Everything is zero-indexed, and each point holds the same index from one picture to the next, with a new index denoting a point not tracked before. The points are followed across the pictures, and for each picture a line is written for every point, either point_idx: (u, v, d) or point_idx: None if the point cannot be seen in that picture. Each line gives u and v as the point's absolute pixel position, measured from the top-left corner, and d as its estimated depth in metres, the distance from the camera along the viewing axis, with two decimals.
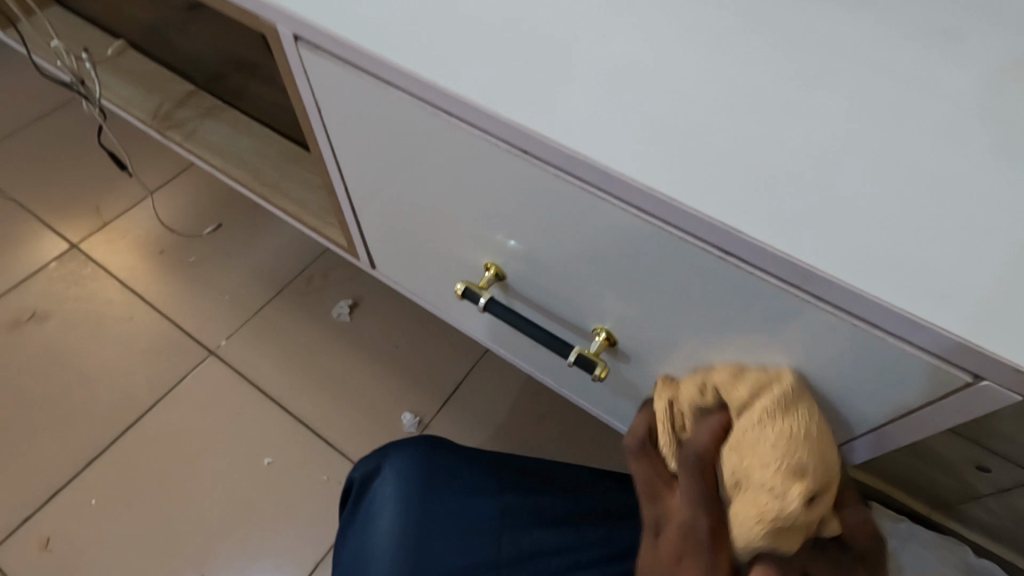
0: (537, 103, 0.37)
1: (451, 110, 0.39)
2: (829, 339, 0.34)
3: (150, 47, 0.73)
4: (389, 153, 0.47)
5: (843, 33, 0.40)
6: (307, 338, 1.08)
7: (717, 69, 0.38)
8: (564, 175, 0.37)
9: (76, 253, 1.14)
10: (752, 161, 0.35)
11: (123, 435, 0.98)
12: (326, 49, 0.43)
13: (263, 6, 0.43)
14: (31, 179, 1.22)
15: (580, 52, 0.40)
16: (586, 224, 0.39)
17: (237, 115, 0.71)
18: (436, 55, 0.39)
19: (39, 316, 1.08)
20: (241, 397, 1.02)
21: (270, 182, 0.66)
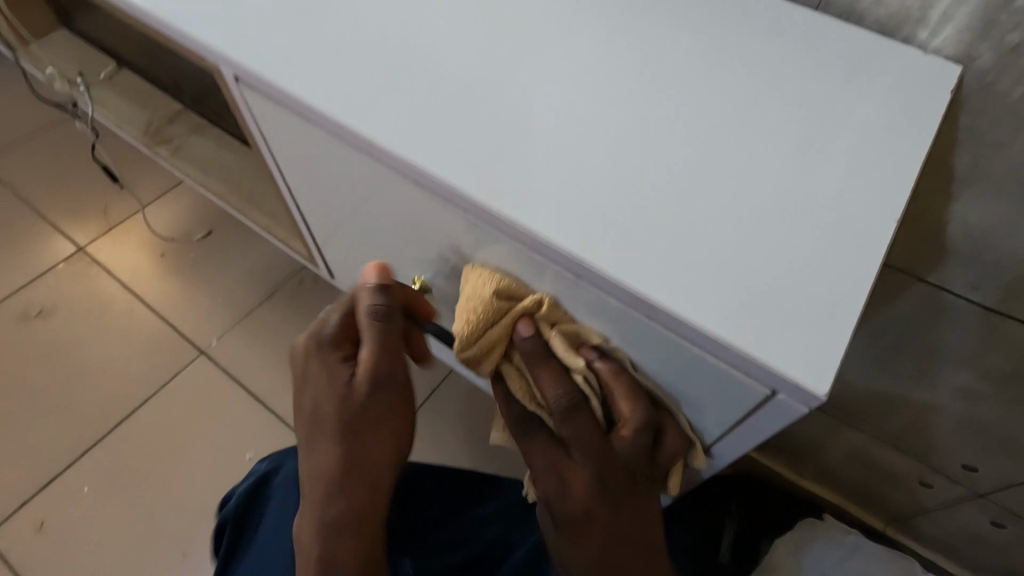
0: (436, 143, 0.42)
1: (362, 147, 0.44)
2: (661, 359, 0.40)
3: (142, 67, 0.78)
4: (322, 175, 0.53)
5: (728, 78, 0.44)
6: (293, 340, 1.13)
7: (610, 109, 0.43)
8: (456, 207, 0.42)
9: (82, 254, 1.21)
10: (615, 196, 0.39)
11: (116, 427, 1.04)
12: (258, 88, 0.48)
13: (208, 49, 0.49)
14: (46, 184, 1.30)
15: (486, 92, 0.44)
16: (481, 248, 0.44)
17: (219, 132, 0.76)
18: (354, 97, 0.44)
19: (45, 312, 1.14)
20: (230, 397, 1.07)
21: (243, 195, 0.71)
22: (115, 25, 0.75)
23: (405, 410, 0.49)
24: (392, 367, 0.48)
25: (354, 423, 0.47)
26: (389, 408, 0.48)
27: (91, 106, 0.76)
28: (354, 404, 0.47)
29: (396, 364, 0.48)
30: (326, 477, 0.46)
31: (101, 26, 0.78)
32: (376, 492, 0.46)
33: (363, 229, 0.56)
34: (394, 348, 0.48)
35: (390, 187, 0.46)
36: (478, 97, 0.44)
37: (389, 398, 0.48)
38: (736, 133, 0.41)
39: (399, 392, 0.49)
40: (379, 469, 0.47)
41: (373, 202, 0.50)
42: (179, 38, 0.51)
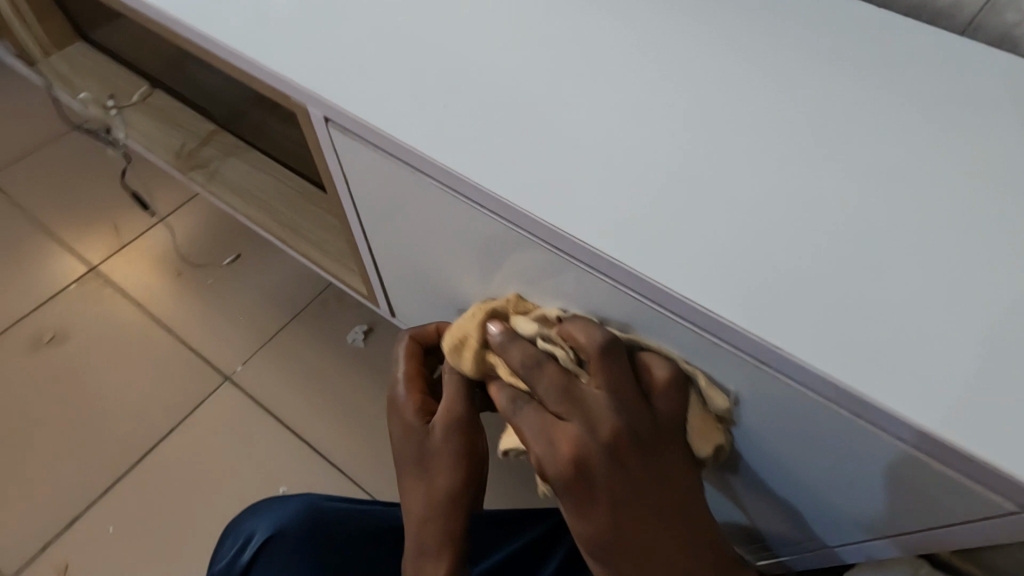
0: (549, 194, 0.45)
1: (482, 202, 0.47)
2: (623, 307, 0.45)
3: (176, 86, 0.72)
4: (405, 219, 0.56)
5: (776, 131, 0.47)
6: (320, 362, 1.08)
7: (697, 152, 0.46)
8: (569, 257, 0.45)
9: (95, 275, 1.16)
10: (705, 240, 0.42)
11: (140, 461, 0.99)
12: (351, 130, 0.51)
13: (302, 93, 0.52)
14: (53, 200, 1.24)
15: (581, 141, 0.47)
16: (569, 285, 0.48)
17: (256, 155, 0.70)
18: (461, 147, 0.47)
19: (59, 337, 1.09)
20: (256, 424, 1.02)
21: (286, 226, 0.66)
22: (141, 37, 0.70)
23: (474, 447, 0.56)
24: (456, 409, 0.56)
25: (429, 460, 0.56)
26: (457, 444, 0.55)
27: (121, 128, 0.71)
28: (427, 444, 0.56)
29: (459, 407, 0.57)
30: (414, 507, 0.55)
31: (130, 44, 0.73)
32: (453, 516, 0.54)
33: (439, 268, 0.58)
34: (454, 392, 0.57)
35: (485, 229, 0.49)
36: (575, 146, 0.47)
37: (457, 436, 0.55)
38: (822, 179, 0.45)
39: (466, 430, 0.56)
40: (454, 496, 0.54)
41: (461, 244, 0.53)
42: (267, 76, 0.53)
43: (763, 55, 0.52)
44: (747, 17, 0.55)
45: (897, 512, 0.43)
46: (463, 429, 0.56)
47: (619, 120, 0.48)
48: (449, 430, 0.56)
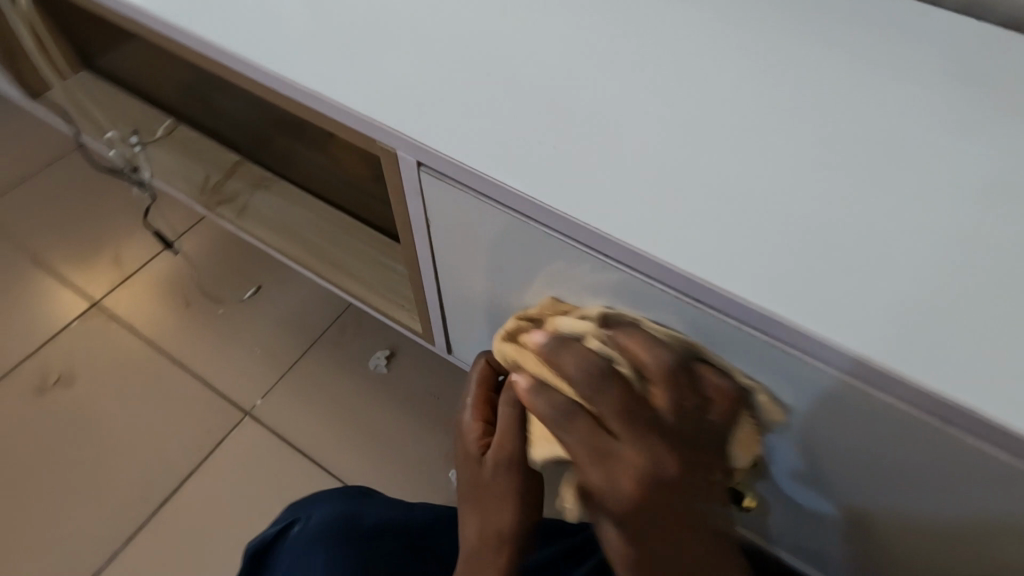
0: (678, 243, 0.43)
1: (606, 251, 0.45)
2: (690, 324, 0.46)
3: (208, 120, 0.70)
4: (495, 264, 0.54)
5: (837, 142, 0.48)
6: (343, 391, 1.04)
7: (817, 191, 0.45)
8: (702, 306, 0.44)
9: (98, 310, 1.10)
10: (832, 277, 0.42)
11: (162, 506, 0.94)
12: (449, 175, 0.49)
13: (393, 137, 0.50)
14: (47, 232, 1.18)
15: (697, 182, 0.46)
16: (690, 331, 0.46)
17: (287, 187, 0.67)
18: (575, 193, 0.45)
19: (65, 379, 1.04)
20: (281, 460, 0.98)
21: (329, 261, 0.63)
22: (161, 66, 0.69)
23: (529, 485, 0.53)
24: (512, 441, 0.54)
25: (482, 491, 0.53)
26: (511, 479, 0.53)
27: (144, 164, 0.68)
28: (482, 474, 0.54)
29: (515, 440, 0.54)
30: (464, 539, 0.52)
31: (152, 76, 0.71)
32: (500, 555, 0.50)
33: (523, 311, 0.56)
34: (512, 424, 0.55)
35: (597, 275, 0.48)
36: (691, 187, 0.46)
37: (512, 470, 0.53)
38: (947, 217, 0.44)
39: (521, 465, 0.54)
40: (506, 536, 0.50)
41: (566, 291, 0.51)
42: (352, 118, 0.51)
43: (826, 74, 0.51)
44: (803, 34, 0.54)
45: (972, 536, 0.45)
46: (518, 463, 0.53)
47: (729, 158, 0.47)
48: (505, 465, 0.54)
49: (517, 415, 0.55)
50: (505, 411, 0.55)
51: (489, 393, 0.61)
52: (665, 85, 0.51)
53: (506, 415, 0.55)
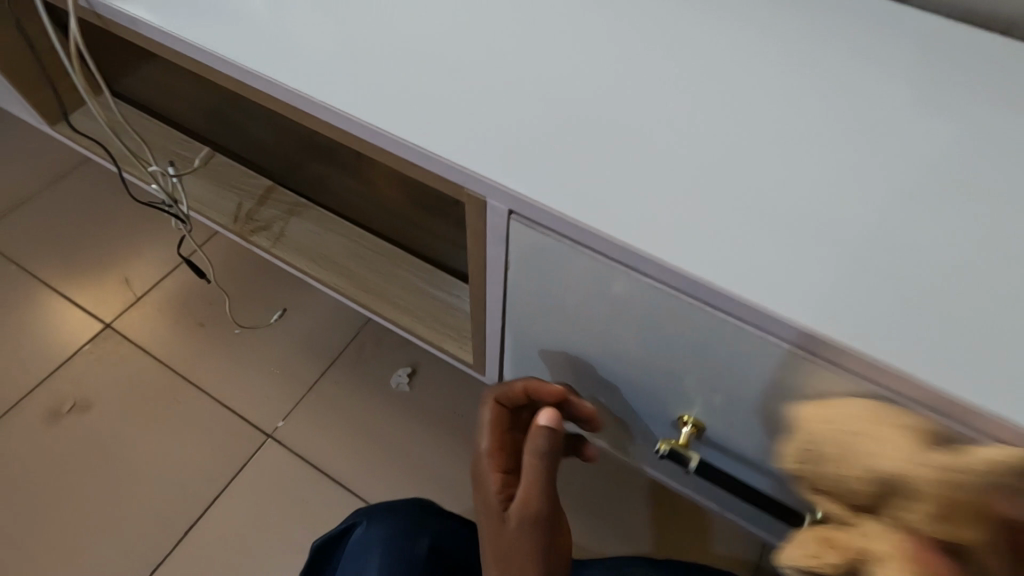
0: (804, 297, 0.40)
1: (722, 306, 0.42)
2: (820, 387, 0.42)
3: (242, 151, 0.71)
4: (587, 311, 0.50)
5: (942, 176, 0.45)
6: (366, 411, 1.03)
7: (935, 232, 0.43)
8: (836, 367, 0.40)
9: (111, 332, 1.08)
10: (963, 329, 0.39)
11: (188, 534, 0.93)
12: (543, 224, 0.46)
13: (485, 185, 0.46)
14: (54, 252, 1.15)
15: (810, 225, 0.43)
16: (818, 393, 0.43)
17: (320, 213, 0.68)
18: (683, 243, 0.42)
19: (81, 406, 1.02)
20: (306, 484, 0.97)
21: (369, 289, 0.64)
22: (190, 89, 0.71)
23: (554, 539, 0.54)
24: (536, 504, 0.52)
25: (507, 550, 0.54)
26: (536, 539, 0.53)
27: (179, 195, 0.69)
28: (506, 533, 0.54)
29: (540, 502, 0.52)
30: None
31: (180, 100, 0.72)
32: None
33: (599, 350, 0.54)
34: (536, 486, 0.52)
35: (702, 327, 0.44)
36: (804, 231, 0.43)
37: (537, 531, 0.53)
38: None
39: (545, 525, 0.53)
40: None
41: (663, 339, 0.48)
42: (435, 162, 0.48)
43: (887, 94, 0.50)
44: (857, 53, 0.53)
45: None
46: (542, 525, 0.52)
47: (835, 195, 0.44)
48: (528, 522, 0.52)
49: (541, 476, 0.51)
50: (530, 469, 0.51)
51: (502, 432, 0.60)
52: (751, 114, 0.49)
53: (530, 477, 0.52)
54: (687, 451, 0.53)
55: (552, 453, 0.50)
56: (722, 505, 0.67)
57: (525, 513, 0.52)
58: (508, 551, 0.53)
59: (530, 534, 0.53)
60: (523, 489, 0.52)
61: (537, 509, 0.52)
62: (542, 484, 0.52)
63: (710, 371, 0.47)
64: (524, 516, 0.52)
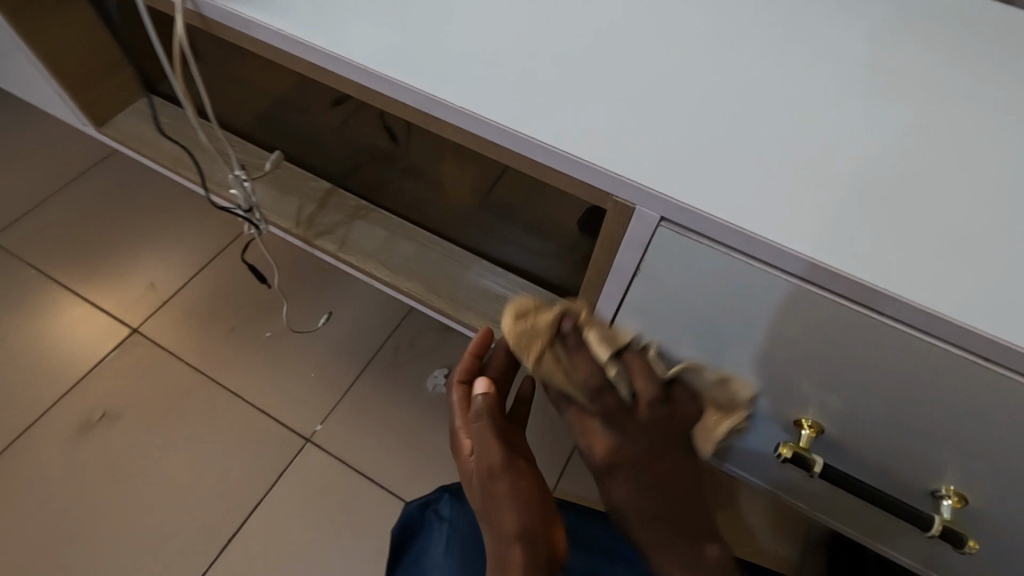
0: (976, 301, 0.38)
1: (891, 312, 0.39)
2: (981, 396, 0.40)
3: (308, 159, 0.73)
4: (715, 319, 0.48)
5: None
6: (403, 412, 1.02)
7: None
8: (1012, 375, 0.38)
9: (137, 338, 1.06)
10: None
11: (230, 542, 0.92)
12: (696, 231, 0.43)
13: (634, 191, 0.43)
14: (73, 257, 1.13)
15: (959, 222, 0.41)
16: (974, 400, 0.40)
17: (384, 215, 0.69)
18: (847, 248, 0.40)
19: (111, 416, 1.00)
20: (346, 488, 0.96)
21: (446, 296, 0.63)
22: (241, 93, 0.71)
23: (522, 480, 0.55)
24: (488, 456, 0.55)
25: (486, 509, 0.56)
26: (501, 487, 0.55)
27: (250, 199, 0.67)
28: (479, 492, 0.57)
29: (492, 455, 0.55)
30: (489, 550, 0.55)
31: (236, 107, 0.73)
32: (519, 555, 0.53)
33: (717, 360, 0.52)
34: (486, 439, 0.56)
35: (856, 334, 0.41)
36: (954, 229, 0.41)
37: (499, 477, 0.55)
38: None
39: (504, 471, 0.55)
40: (518, 535, 0.53)
41: (805, 350, 0.45)
42: (563, 166, 0.45)
43: (994, 83, 0.49)
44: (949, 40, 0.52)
45: None
46: (501, 469, 0.55)
47: (966, 187, 0.42)
48: (489, 472, 0.55)
49: (487, 426, 0.56)
50: (478, 425, 0.57)
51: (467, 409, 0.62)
52: (874, 125, 0.45)
53: (478, 434, 0.57)
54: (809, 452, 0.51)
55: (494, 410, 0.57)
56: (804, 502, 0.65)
57: (484, 465, 0.56)
58: (486, 506, 0.56)
59: (495, 480, 0.55)
60: (479, 443, 0.56)
61: (495, 459, 0.55)
62: (491, 429, 0.56)
63: (852, 376, 0.45)
64: (481, 466, 0.56)
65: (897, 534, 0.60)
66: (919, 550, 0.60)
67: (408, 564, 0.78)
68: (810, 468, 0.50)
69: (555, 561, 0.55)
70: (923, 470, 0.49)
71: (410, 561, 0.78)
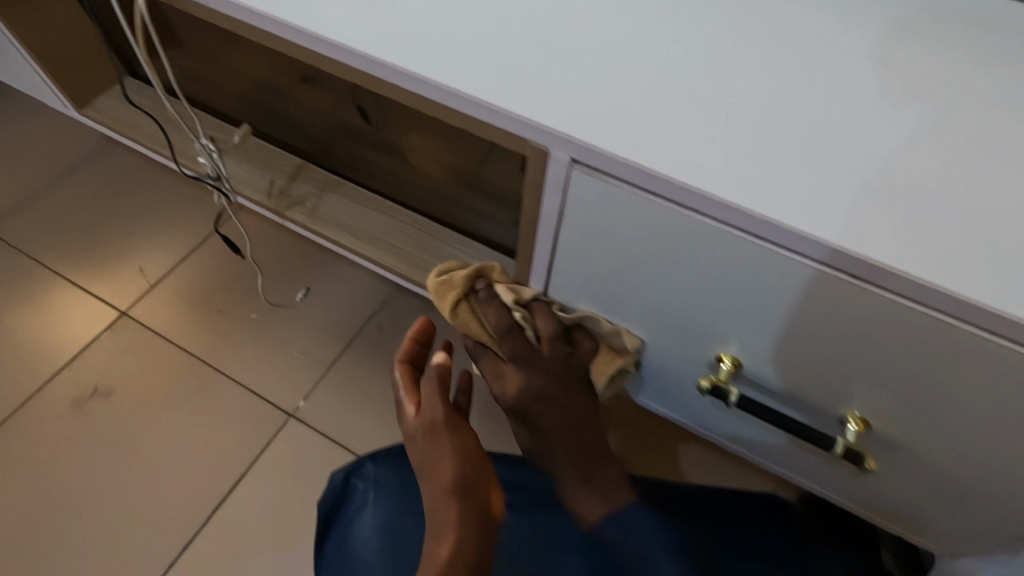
0: (846, 224, 0.43)
1: (770, 236, 0.44)
2: (858, 310, 0.45)
3: (276, 133, 0.76)
4: (633, 254, 0.53)
5: (953, 100, 0.48)
6: (385, 388, 1.05)
7: (944, 151, 0.45)
8: (874, 287, 0.43)
9: (127, 320, 1.09)
10: (1000, 245, 0.42)
11: (216, 511, 0.95)
12: (603, 169, 0.48)
13: (548, 136, 0.48)
14: (64, 243, 1.16)
15: (844, 157, 0.45)
16: (853, 314, 0.45)
17: (355, 188, 0.72)
18: (733, 180, 0.45)
19: (102, 393, 1.03)
20: (329, 459, 1.00)
21: (414, 263, 0.67)
22: (217, 75, 0.75)
23: (462, 437, 0.59)
24: (434, 410, 0.61)
25: (426, 466, 0.59)
26: (443, 439, 0.59)
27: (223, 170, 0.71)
28: (420, 451, 0.60)
29: (436, 409, 0.61)
30: (427, 508, 0.57)
31: (215, 91, 0.77)
32: (453, 503, 0.55)
33: (641, 295, 0.57)
34: (433, 396, 0.62)
35: (747, 260, 0.47)
36: (839, 163, 0.45)
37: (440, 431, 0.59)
38: None
39: (446, 427, 0.60)
40: (454, 483, 0.56)
41: (711, 280, 0.50)
42: (489, 118, 0.50)
43: (921, 47, 0.51)
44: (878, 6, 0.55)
45: None
46: (443, 424, 0.59)
47: (859, 127, 0.47)
48: (434, 425, 0.60)
49: (436, 387, 0.63)
50: (428, 387, 0.63)
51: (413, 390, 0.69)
52: (784, 76, 0.49)
53: (428, 394, 0.63)
54: (730, 386, 0.58)
55: (442, 373, 0.64)
56: (736, 443, 0.72)
57: (430, 420, 0.61)
58: (427, 461, 0.59)
59: (439, 431, 0.60)
60: (429, 401, 0.62)
61: (442, 413, 0.60)
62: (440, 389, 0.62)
63: (754, 302, 0.50)
64: (427, 421, 0.61)
65: (807, 458, 0.66)
66: (830, 474, 0.66)
67: (336, 555, 0.71)
68: (728, 399, 0.57)
69: (488, 519, 0.56)
70: (836, 395, 0.54)
71: (340, 534, 0.73)
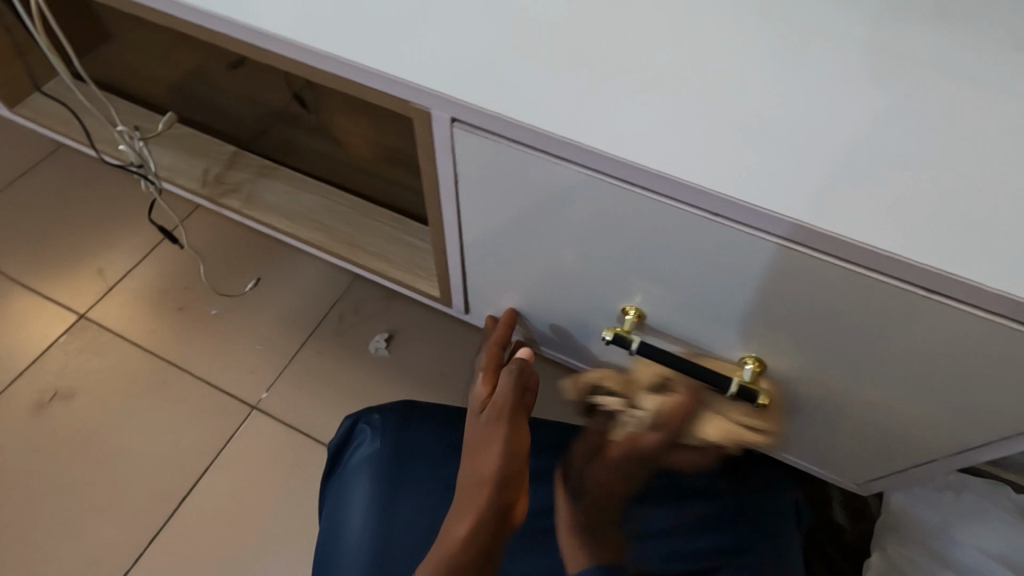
0: (705, 166, 0.46)
1: (639, 182, 0.47)
2: (729, 248, 0.48)
3: (209, 122, 0.79)
4: (522, 207, 0.56)
5: (813, 50, 0.51)
6: (347, 374, 1.07)
7: (802, 97, 0.49)
8: (728, 223, 0.46)
9: (85, 322, 1.09)
10: (882, 187, 0.44)
11: (182, 505, 0.96)
12: (479, 126, 0.50)
13: (427, 97, 0.50)
14: (20, 250, 1.15)
15: (710, 106, 0.48)
16: (732, 253, 0.48)
17: (288, 172, 0.74)
18: (604, 131, 0.47)
19: (64, 395, 1.03)
20: (295, 450, 1.00)
21: (346, 241, 0.69)
22: (154, 67, 0.80)
23: (517, 436, 0.61)
24: (504, 398, 0.63)
25: (476, 445, 0.61)
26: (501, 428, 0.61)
27: (151, 160, 0.74)
28: (477, 427, 0.63)
29: (505, 396, 0.63)
30: (461, 485, 0.59)
31: (153, 87, 0.81)
32: (487, 492, 0.57)
33: (541, 251, 0.60)
34: (510, 384, 0.64)
35: (630, 209, 0.49)
36: (706, 112, 0.48)
37: (502, 420, 0.61)
38: (905, 98, 0.48)
39: (508, 419, 0.62)
40: (493, 474, 0.58)
41: (603, 231, 0.53)
42: (375, 86, 0.52)
43: (810, 8, 0.54)
44: None
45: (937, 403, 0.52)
46: (505, 417, 0.62)
47: (729, 80, 0.50)
48: (496, 414, 0.62)
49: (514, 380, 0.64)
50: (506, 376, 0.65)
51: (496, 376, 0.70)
52: (667, 39, 0.52)
53: (507, 382, 0.64)
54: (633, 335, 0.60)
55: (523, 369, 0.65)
56: None
57: (497, 403, 0.63)
58: (477, 441, 0.61)
59: (498, 417, 0.62)
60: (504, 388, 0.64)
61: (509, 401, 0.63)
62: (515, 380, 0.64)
63: (645, 252, 0.53)
64: (496, 405, 0.63)
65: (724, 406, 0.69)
66: None
67: (331, 505, 0.71)
68: (629, 346, 0.59)
69: (509, 525, 0.57)
70: (739, 335, 0.57)
71: (337, 484, 0.73)
